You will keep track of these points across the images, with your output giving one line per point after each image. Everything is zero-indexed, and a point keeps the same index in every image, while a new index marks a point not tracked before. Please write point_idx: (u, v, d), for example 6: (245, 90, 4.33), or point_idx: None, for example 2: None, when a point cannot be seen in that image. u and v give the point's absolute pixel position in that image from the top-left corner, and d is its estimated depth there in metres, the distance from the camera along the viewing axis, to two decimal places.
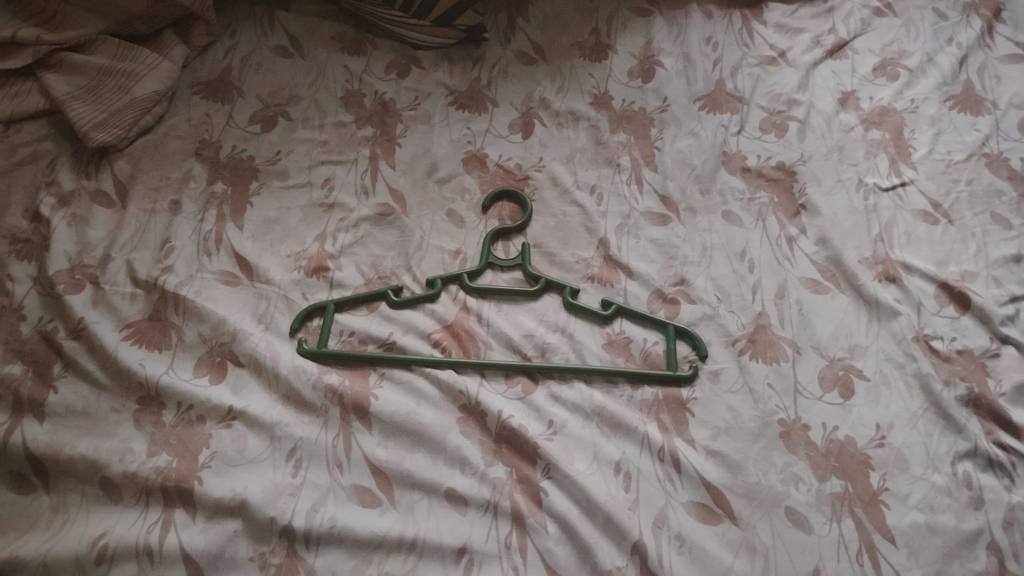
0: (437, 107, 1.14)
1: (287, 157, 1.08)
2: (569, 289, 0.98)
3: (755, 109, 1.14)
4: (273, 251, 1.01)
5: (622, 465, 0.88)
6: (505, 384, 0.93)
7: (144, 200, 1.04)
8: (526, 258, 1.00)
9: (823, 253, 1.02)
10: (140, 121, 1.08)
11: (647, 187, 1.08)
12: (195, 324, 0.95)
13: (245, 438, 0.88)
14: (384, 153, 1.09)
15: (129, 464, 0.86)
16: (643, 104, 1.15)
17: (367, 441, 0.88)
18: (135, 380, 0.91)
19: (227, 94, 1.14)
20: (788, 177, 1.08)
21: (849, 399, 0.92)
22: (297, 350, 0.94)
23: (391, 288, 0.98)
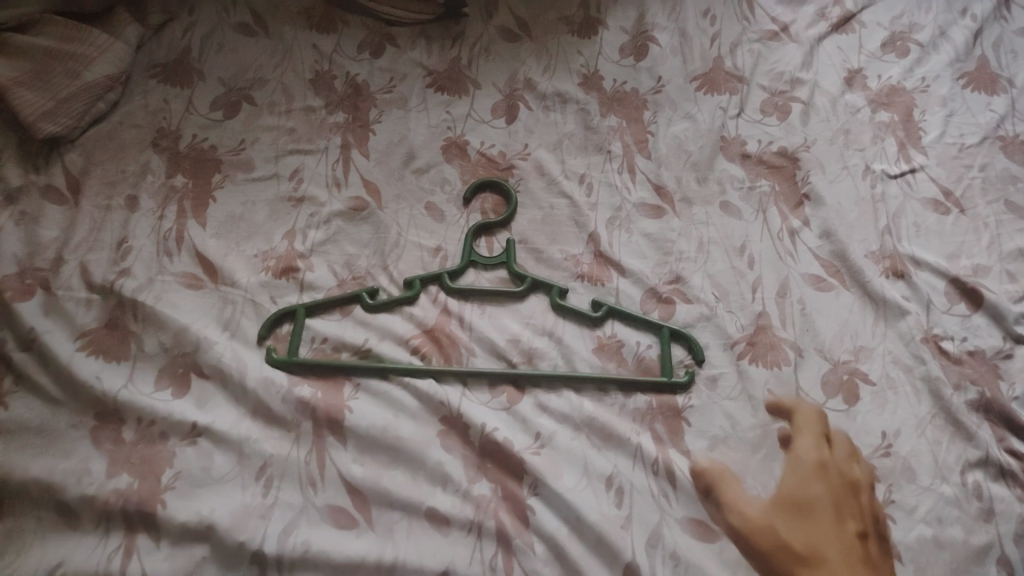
0: (414, 89, 1.06)
1: (252, 146, 1.01)
2: (557, 289, 0.92)
3: (756, 90, 1.07)
4: (238, 250, 0.94)
5: (614, 480, 0.82)
6: (489, 394, 0.87)
7: (99, 195, 0.97)
8: (512, 256, 0.94)
9: (828, 248, 0.96)
10: (92, 109, 1.00)
11: (640, 176, 1.01)
12: (155, 333, 0.88)
13: (212, 456, 0.82)
14: (357, 141, 1.02)
15: (87, 486, 0.79)
16: (636, 85, 1.07)
17: (342, 458, 0.83)
18: (92, 394, 0.84)
19: (186, 77, 1.05)
20: (790, 164, 1.01)
21: (854, 405, 0.86)
22: (266, 359, 0.88)
23: (366, 290, 0.91)
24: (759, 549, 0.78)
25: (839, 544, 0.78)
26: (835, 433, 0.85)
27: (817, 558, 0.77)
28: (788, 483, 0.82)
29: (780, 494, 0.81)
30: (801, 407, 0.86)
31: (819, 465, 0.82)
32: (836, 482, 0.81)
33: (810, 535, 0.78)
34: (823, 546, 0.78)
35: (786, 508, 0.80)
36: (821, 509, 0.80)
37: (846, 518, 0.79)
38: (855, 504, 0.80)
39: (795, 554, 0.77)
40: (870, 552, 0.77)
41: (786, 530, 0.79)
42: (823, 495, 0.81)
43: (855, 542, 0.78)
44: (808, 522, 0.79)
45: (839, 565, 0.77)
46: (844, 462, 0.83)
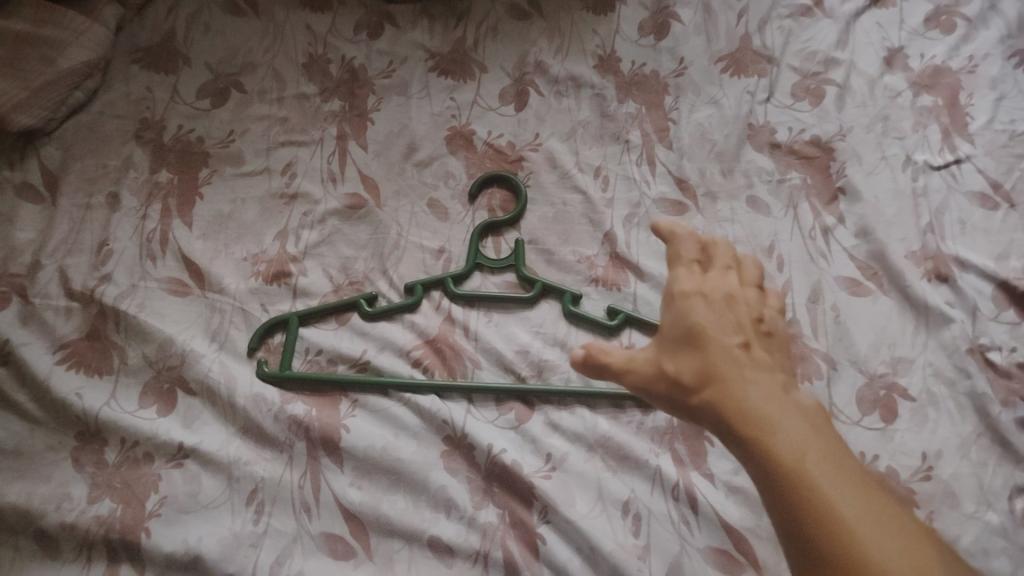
0: (415, 73, 0.98)
1: (241, 138, 0.94)
2: (569, 294, 0.85)
3: (786, 72, 0.98)
4: (227, 253, 0.88)
5: (630, 506, 0.76)
6: (496, 411, 0.81)
7: (78, 193, 0.90)
8: (520, 258, 0.87)
9: (864, 248, 0.88)
10: (69, 98, 0.93)
11: (660, 169, 0.93)
12: (138, 345, 0.83)
13: (200, 479, 0.77)
14: (354, 131, 0.94)
15: (67, 513, 0.75)
16: (656, 67, 0.98)
17: (339, 481, 0.77)
18: (72, 413, 0.79)
19: (171, 62, 0.97)
20: (824, 155, 0.93)
21: (891, 423, 0.80)
22: (256, 372, 0.82)
23: (364, 297, 0.85)
24: (651, 379, 0.54)
25: (747, 361, 0.52)
26: (714, 237, 0.59)
27: (720, 370, 0.52)
28: (703, 284, 0.56)
29: (683, 294, 0.55)
30: (676, 231, 0.59)
31: (704, 295, 0.55)
32: (745, 315, 0.55)
33: (719, 333, 0.53)
34: (737, 359, 0.52)
35: (675, 342, 0.54)
36: (722, 317, 0.54)
37: (731, 322, 0.54)
38: (757, 310, 0.55)
39: (690, 380, 0.53)
40: (777, 352, 0.55)
41: (703, 334, 0.53)
42: (725, 309, 0.54)
43: (755, 349, 0.53)
44: (706, 359, 0.53)
45: (772, 392, 0.52)
46: (752, 294, 0.56)
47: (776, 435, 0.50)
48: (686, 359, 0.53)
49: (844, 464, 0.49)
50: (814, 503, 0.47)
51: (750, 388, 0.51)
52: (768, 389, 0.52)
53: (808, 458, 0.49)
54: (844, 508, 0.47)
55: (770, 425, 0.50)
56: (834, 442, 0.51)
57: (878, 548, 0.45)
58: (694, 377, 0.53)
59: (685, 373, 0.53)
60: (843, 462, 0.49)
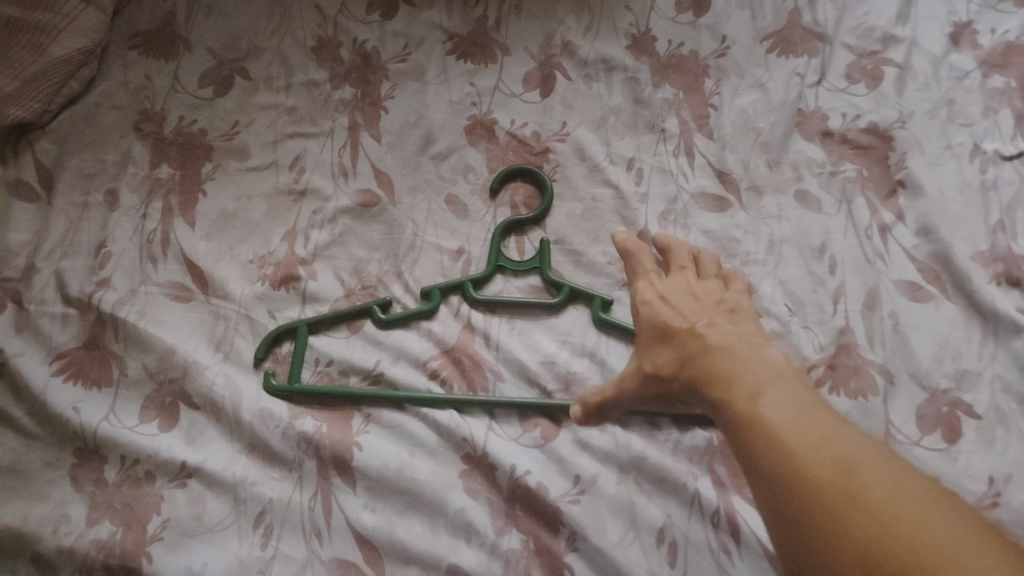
0: (432, 57, 0.90)
1: (246, 130, 0.87)
2: (599, 299, 0.78)
3: (840, 51, 0.89)
4: (232, 255, 0.82)
5: (666, 533, 0.68)
6: (520, 428, 0.74)
7: (75, 190, 0.85)
8: (546, 259, 0.80)
9: (926, 247, 0.79)
10: (65, 88, 0.87)
11: (699, 160, 0.85)
12: (139, 355, 0.78)
13: (203, 500, 0.72)
14: (366, 121, 0.87)
15: (64, 536, 0.70)
16: (695, 47, 0.90)
17: (352, 504, 0.71)
18: (70, 429, 0.74)
19: (171, 48, 0.91)
20: (882, 144, 0.85)
21: (955, 444, 0.70)
22: (263, 386, 0.77)
23: (378, 302, 0.79)
24: (636, 377, 0.61)
25: (711, 338, 0.58)
26: (675, 245, 0.70)
27: (686, 350, 0.58)
28: (666, 288, 0.64)
29: (646, 297, 0.64)
30: (639, 249, 0.67)
31: (666, 296, 0.63)
32: (704, 303, 0.62)
33: (682, 321, 0.60)
34: (702, 336, 0.58)
35: (647, 339, 0.62)
36: (683, 307, 0.61)
37: (694, 312, 0.61)
38: (715, 298, 0.63)
39: (666, 371, 0.59)
40: (743, 327, 0.60)
41: (667, 326, 0.60)
42: (685, 302, 0.62)
43: (715, 323, 0.59)
44: (675, 347, 0.59)
45: (734, 353, 0.56)
46: (710, 287, 0.65)
47: (736, 389, 0.53)
48: (660, 350, 0.60)
49: (799, 396, 0.51)
50: (765, 431, 0.49)
51: (718, 358, 0.56)
52: (727, 352, 0.56)
53: (763, 396, 0.51)
54: (791, 432, 0.48)
55: (735, 382, 0.53)
56: (798, 383, 0.53)
57: (818, 458, 0.46)
58: (669, 367, 0.58)
59: (662, 364, 0.59)
60: (799, 396, 0.51)
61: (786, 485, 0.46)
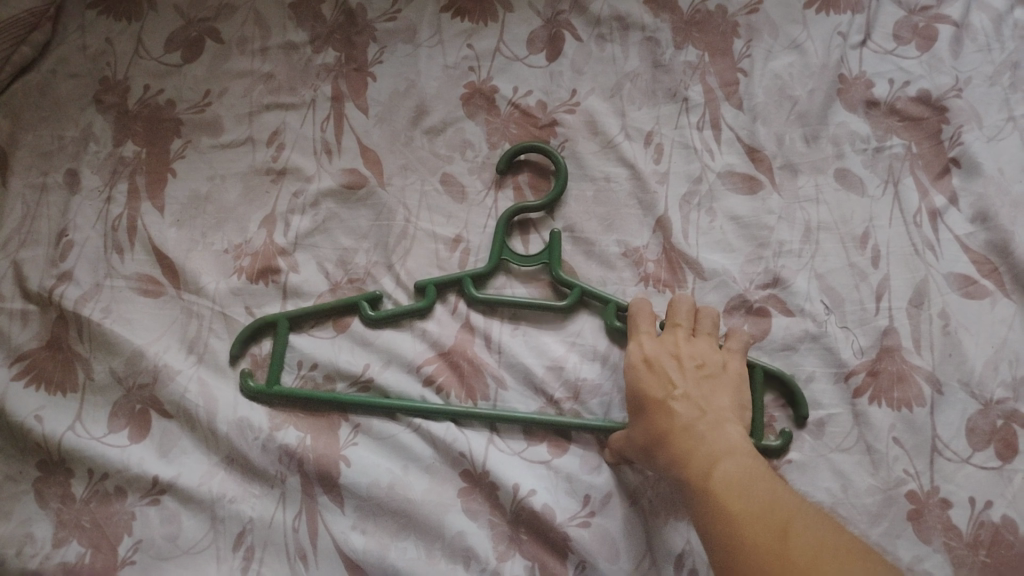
0: (425, 14, 0.80)
1: (219, 100, 0.78)
2: (613, 303, 0.69)
3: (888, 6, 0.78)
4: (205, 244, 0.74)
5: (684, 561, 0.64)
6: (524, 441, 0.68)
7: (32, 171, 0.77)
8: (555, 254, 0.71)
9: (981, 236, 0.70)
10: (15, 55, 0.77)
11: (726, 134, 0.75)
12: (105, 358, 0.70)
13: (179, 519, 0.66)
14: (352, 91, 0.78)
15: (29, 560, 0.65)
16: (723, 1, 0.79)
17: (340, 524, 0.66)
18: (32, 439, 0.68)
19: (134, 7, 0.81)
20: (935, 115, 0.75)
21: (1010, 462, 0.65)
22: (240, 388, 0.70)
23: (366, 296, 0.71)
24: (624, 445, 0.63)
25: (677, 409, 0.59)
26: (678, 300, 0.67)
27: (656, 422, 0.59)
28: (650, 350, 0.64)
29: (632, 360, 0.64)
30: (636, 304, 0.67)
31: (651, 362, 0.63)
32: (683, 368, 0.62)
33: (655, 391, 0.60)
34: (671, 411, 0.59)
35: (630, 407, 0.63)
36: (662, 375, 0.61)
37: (672, 379, 0.61)
38: (696, 361, 0.63)
39: (641, 439, 0.61)
40: (713, 393, 0.60)
41: (644, 396, 0.61)
42: (665, 368, 0.62)
43: (690, 395, 0.59)
44: (647, 418, 0.60)
45: (696, 428, 0.57)
46: (695, 348, 0.64)
47: (693, 460, 0.55)
48: (641, 424, 0.61)
49: (750, 468, 0.53)
50: (714, 504, 0.51)
51: (684, 434, 0.57)
52: (692, 427, 0.57)
53: (713, 467, 0.53)
54: (735, 503, 0.49)
55: (694, 457, 0.55)
56: (753, 457, 0.54)
57: (754, 529, 0.47)
58: (643, 436, 0.60)
59: (638, 435, 0.61)
60: (748, 468, 0.53)
61: (730, 560, 0.47)
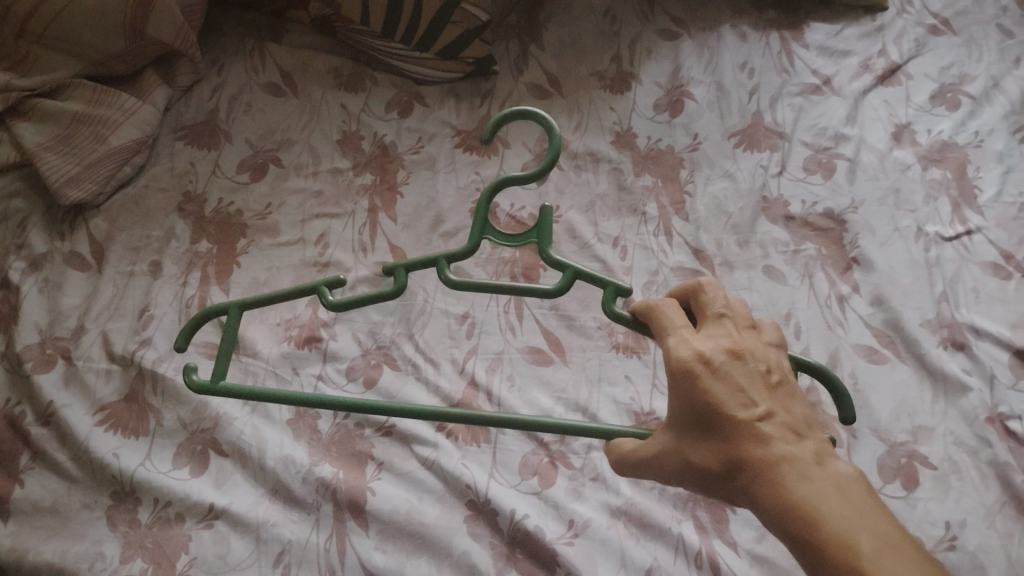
0: (443, 149, 1.04)
1: (278, 210, 0.99)
2: (612, 288, 0.62)
3: (798, 146, 1.02)
4: (262, 318, 0.92)
5: (653, 574, 0.76)
6: (519, 476, 0.82)
7: (122, 261, 0.95)
8: (546, 234, 0.62)
9: (880, 316, 0.90)
10: (118, 173, 0.99)
11: (677, 239, 0.96)
12: (174, 408, 0.86)
13: (229, 541, 0.79)
14: (384, 204, 0.99)
15: (99, 572, 0.76)
16: (671, 142, 1.03)
17: (364, 545, 0.78)
18: (108, 472, 0.81)
19: (213, 139, 1.04)
20: (837, 227, 0.96)
21: (914, 491, 0.80)
22: (183, 383, 0.65)
23: (326, 282, 0.64)
24: (674, 465, 0.50)
25: (769, 435, 0.45)
26: (708, 284, 0.54)
27: (742, 451, 0.45)
28: (704, 343, 0.48)
29: (683, 357, 0.48)
30: (661, 303, 0.54)
31: (713, 364, 0.47)
32: (754, 371, 0.48)
33: (733, 406, 0.46)
34: (763, 438, 0.45)
35: (684, 421, 0.48)
36: (731, 380, 0.47)
37: (746, 387, 0.47)
38: (763, 359, 0.49)
39: (714, 467, 0.47)
40: (794, 409, 0.47)
41: (712, 415, 0.46)
42: (733, 371, 0.47)
43: (775, 412, 0.46)
44: (722, 441, 0.46)
45: (803, 463, 0.44)
46: (754, 340, 0.50)
47: (812, 518, 0.42)
48: (705, 444, 0.47)
49: (892, 536, 0.41)
50: None
51: (788, 470, 0.44)
52: (800, 463, 0.44)
53: (856, 537, 0.41)
54: None
55: (820, 518, 0.42)
56: (882, 514, 0.42)
57: None
58: (717, 462, 0.47)
59: (708, 461, 0.47)
60: (887, 528, 0.41)
61: None
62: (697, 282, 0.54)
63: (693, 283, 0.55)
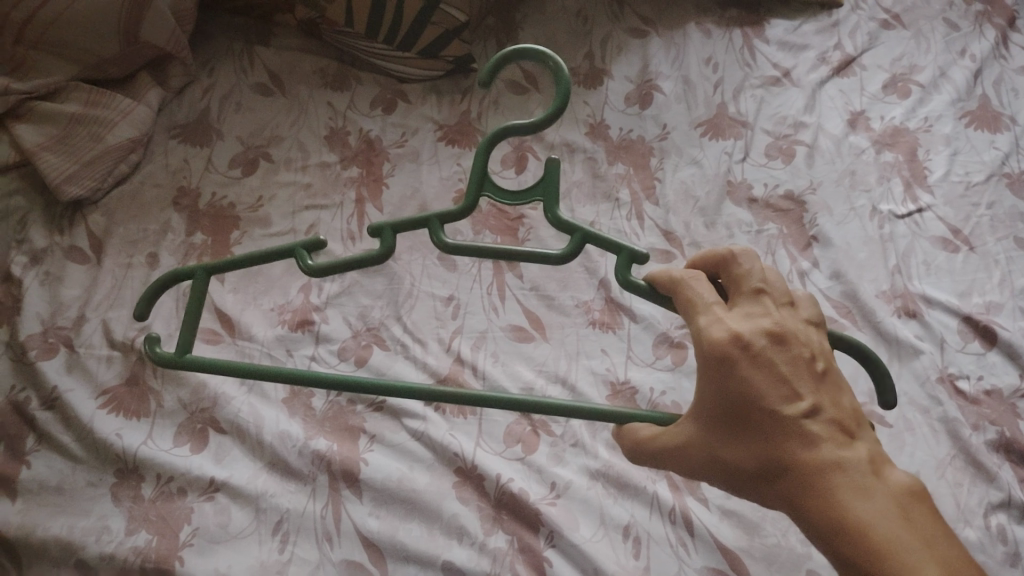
0: (426, 143, 1.09)
1: (269, 203, 1.04)
2: (628, 253, 0.60)
3: (760, 134, 1.09)
4: (255, 304, 0.97)
5: (631, 529, 0.82)
6: (503, 444, 0.88)
7: (120, 254, 0.99)
8: (554, 193, 0.61)
9: (838, 288, 0.96)
10: (115, 171, 1.03)
11: (649, 223, 1.02)
12: (174, 390, 0.90)
13: (229, 511, 0.83)
14: (370, 194, 1.04)
15: (106, 544, 0.80)
16: (641, 133, 1.09)
17: (358, 511, 0.83)
18: (112, 451, 0.85)
19: (205, 137, 1.08)
20: (797, 208, 1.03)
21: None
22: (146, 354, 0.65)
23: (303, 244, 0.64)
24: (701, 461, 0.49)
25: (816, 435, 0.45)
26: (743, 255, 0.53)
27: (786, 450, 0.45)
28: (740, 325, 0.48)
29: (718, 340, 0.47)
30: (691, 280, 0.53)
31: (752, 349, 0.47)
32: (799, 359, 0.47)
33: (776, 399, 0.46)
34: (809, 439, 0.45)
35: (717, 412, 0.48)
36: (773, 369, 0.46)
37: (790, 377, 0.46)
38: (805, 343, 0.48)
39: (750, 465, 0.47)
40: (839, 401, 0.47)
41: (752, 406, 0.46)
42: (776, 360, 0.46)
43: (821, 405, 0.46)
44: (762, 439, 0.46)
45: (852, 470, 0.44)
46: (794, 320, 0.49)
47: (865, 536, 0.41)
48: (744, 442, 0.47)
49: (950, 558, 0.41)
50: None
51: (837, 477, 0.44)
52: (851, 468, 0.44)
53: (913, 560, 0.40)
54: None
55: (874, 535, 0.41)
56: (940, 532, 0.42)
57: None
58: (755, 461, 0.46)
59: (745, 459, 0.47)
60: (944, 550, 0.41)
61: None
62: (731, 252, 0.53)
63: (726, 253, 0.53)
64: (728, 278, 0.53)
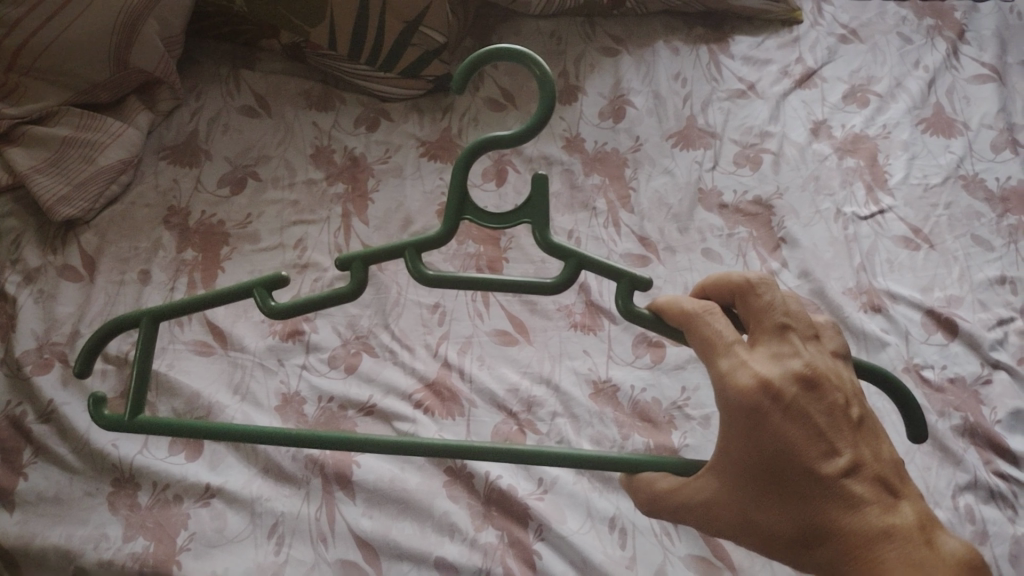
0: (409, 159, 1.13)
1: (258, 220, 1.07)
2: (628, 280, 0.59)
3: (728, 144, 1.14)
4: (247, 316, 0.99)
5: (617, 521, 0.85)
6: None
7: (113, 271, 1.02)
8: (543, 217, 0.59)
9: (807, 286, 1.00)
10: (106, 191, 1.06)
11: (625, 229, 1.06)
12: (167, 400, 0.91)
13: (225, 516, 0.85)
14: (356, 209, 1.08)
15: (104, 551, 0.81)
16: (615, 145, 1.14)
17: (351, 511, 0.85)
18: (109, 461, 0.87)
19: (194, 158, 1.12)
20: (765, 212, 1.08)
21: None
22: (90, 414, 0.62)
23: (263, 282, 0.60)
24: (732, 520, 0.50)
25: (860, 497, 0.46)
26: (760, 284, 0.53)
27: (828, 513, 0.46)
28: (768, 369, 0.48)
29: (749, 386, 0.48)
30: (710, 317, 0.52)
31: (786, 401, 0.47)
32: (836, 411, 0.48)
33: (815, 456, 0.47)
34: (852, 502, 0.46)
35: (747, 470, 0.49)
36: (808, 422, 0.47)
37: (826, 431, 0.47)
38: (838, 387, 0.49)
39: (787, 529, 0.48)
40: (878, 453, 0.48)
41: (791, 465, 0.47)
42: (812, 412, 0.47)
43: (861, 461, 0.47)
44: (802, 501, 0.47)
45: (900, 537, 0.45)
46: (822, 361, 0.50)
47: None
48: (781, 508, 0.48)
49: None
50: None
51: (883, 544, 0.45)
52: (901, 534, 0.45)
53: None
54: None
55: None
56: None
57: None
58: (793, 525, 0.47)
59: (782, 523, 0.48)
60: None
61: None
62: (749, 282, 0.53)
63: (742, 282, 0.54)
64: (747, 308, 0.53)
